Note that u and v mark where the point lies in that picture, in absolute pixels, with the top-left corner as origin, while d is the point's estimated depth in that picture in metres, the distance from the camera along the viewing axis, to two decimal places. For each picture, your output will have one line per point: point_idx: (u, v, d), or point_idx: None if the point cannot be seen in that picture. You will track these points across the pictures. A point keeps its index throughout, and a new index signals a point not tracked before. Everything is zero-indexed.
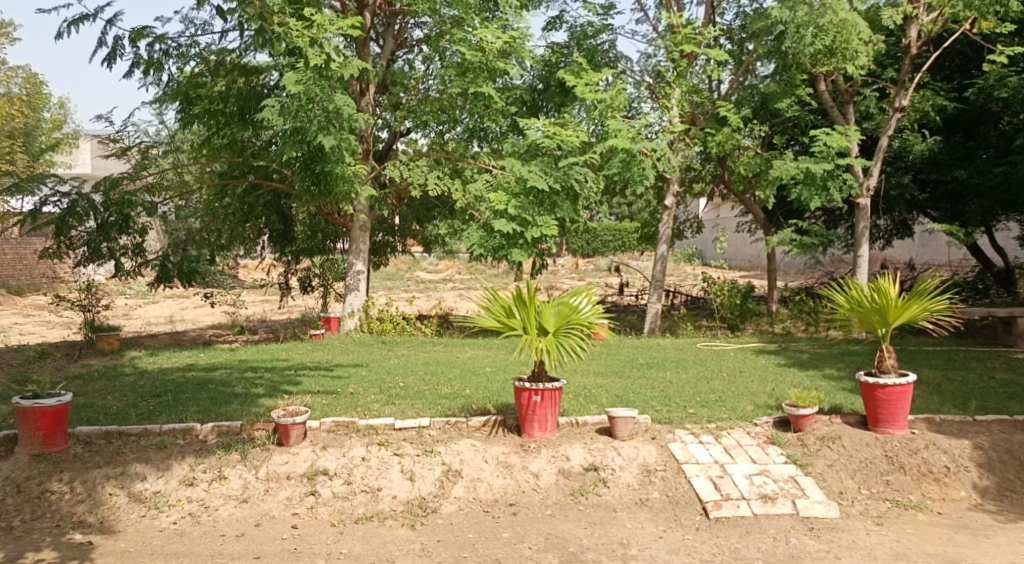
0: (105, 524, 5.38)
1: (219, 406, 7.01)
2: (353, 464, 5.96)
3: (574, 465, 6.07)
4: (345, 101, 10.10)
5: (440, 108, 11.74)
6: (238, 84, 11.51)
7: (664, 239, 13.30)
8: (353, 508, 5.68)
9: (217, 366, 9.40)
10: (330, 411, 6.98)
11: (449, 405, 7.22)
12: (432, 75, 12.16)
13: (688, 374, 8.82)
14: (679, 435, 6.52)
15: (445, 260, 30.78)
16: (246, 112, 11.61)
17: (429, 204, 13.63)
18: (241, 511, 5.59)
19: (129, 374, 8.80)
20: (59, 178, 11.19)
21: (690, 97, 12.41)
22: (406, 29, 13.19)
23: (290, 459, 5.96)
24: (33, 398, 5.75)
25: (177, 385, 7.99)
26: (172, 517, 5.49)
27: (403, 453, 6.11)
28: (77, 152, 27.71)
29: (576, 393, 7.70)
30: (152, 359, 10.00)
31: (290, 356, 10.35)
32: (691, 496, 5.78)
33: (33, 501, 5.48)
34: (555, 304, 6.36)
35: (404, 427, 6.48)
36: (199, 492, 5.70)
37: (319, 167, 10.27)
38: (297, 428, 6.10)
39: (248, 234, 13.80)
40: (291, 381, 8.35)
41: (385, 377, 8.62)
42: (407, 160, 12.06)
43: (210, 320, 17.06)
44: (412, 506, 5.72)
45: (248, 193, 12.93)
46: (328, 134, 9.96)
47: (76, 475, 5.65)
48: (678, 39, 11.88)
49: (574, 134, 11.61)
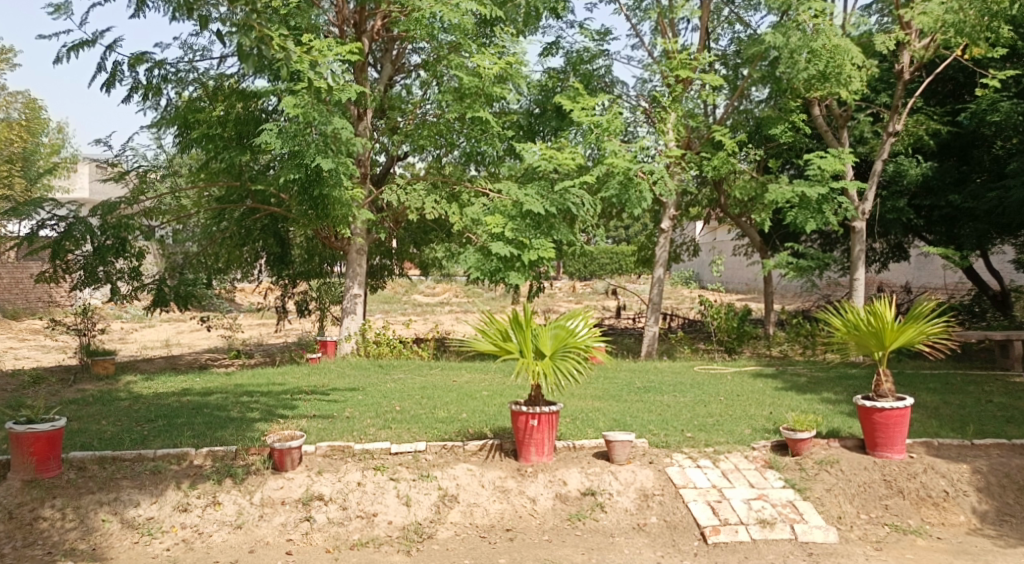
0: (97, 551, 5.33)
1: (214, 431, 6.97)
2: (349, 490, 5.92)
3: (571, 490, 6.04)
4: (342, 125, 10.17)
5: (437, 132, 11.88)
6: (236, 109, 11.69)
7: (661, 262, 13.30)
8: (348, 534, 5.63)
9: (212, 390, 9.36)
10: (326, 435, 6.95)
11: (445, 429, 7.19)
12: (429, 99, 12.22)
13: (685, 398, 8.79)
14: (676, 460, 6.49)
15: (442, 284, 30.73)
16: (243, 137, 11.65)
17: (426, 228, 13.66)
18: (236, 537, 5.55)
19: (124, 399, 8.75)
20: (56, 202, 11.22)
21: (686, 121, 12.51)
22: (404, 54, 13.30)
23: (285, 484, 5.92)
24: (26, 423, 5.69)
25: (172, 410, 7.96)
26: (165, 544, 5.44)
27: (399, 478, 6.08)
28: (76, 176, 27.93)
29: (573, 417, 7.68)
30: (147, 384, 9.93)
31: (286, 380, 10.29)
32: (688, 521, 5.74)
33: (25, 528, 5.41)
34: (552, 327, 6.35)
35: (400, 451, 6.44)
36: (193, 518, 5.64)
37: (317, 190, 10.33)
38: (292, 453, 6.06)
39: (246, 258, 13.89)
40: (287, 406, 8.31)
41: (381, 401, 8.57)
42: (405, 184, 12.04)
43: (207, 344, 17.01)
44: (407, 532, 5.67)
45: (245, 217, 12.97)
46: (326, 157, 10.00)
47: (69, 501, 5.59)
48: (674, 64, 11.97)
49: (570, 157, 11.67)
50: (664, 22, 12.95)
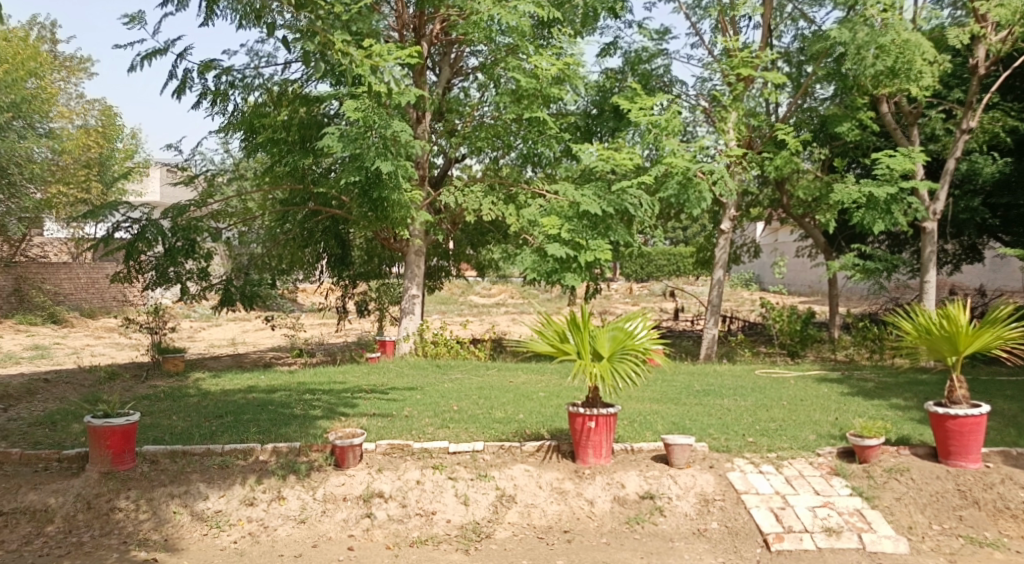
0: (169, 542, 5.47)
1: (278, 427, 7.14)
2: (408, 487, 5.99)
3: (629, 493, 5.99)
4: (402, 128, 10.28)
5: (495, 134, 11.95)
6: (300, 114, 11.82)
7: (721, 263, 13.06)
8: (408, 532, 5.69)
9: (276, 388, 9.57)
10: (386, 433, 7.04)
11: (502, 429, 7.21)
12: (487, 102, 12.35)
13: (747, 402, 8.64)
14: (738, 465, 6.37)
15: (498, 286, 30.85)
16: (307, 141, 11.80)
17: (483, 229, 13.73)
18: (299, 532, 5.66)
19: (194, 395, 9.04)
20: (130, 206, 11.64)
21: (748, 120, 12.30)
22: (461, 57, 13.38)
23: (346, 481, 6.03)
24: (103, 417, 5.91)
25: (239, 406, 8.18)
26: (232, 537, 5.57)
27: (457, 477, 6.13)
28: (148, 181, 28.98)
29: (631, 419, 7.62)
30: (215, 381, 10.24)
31: (346, 379, 10.48)
32: (751, 527, 5.64)
33: (102, 517, 5.61)
34: (610, 329, 6.32)
35: (458, 450, 6.48)
36: (258, 511, 5.77)
37: (377, 193, 10.51)
38: (353, 450, 6.16)
39: (308, 259, 14.16)
40: (348, 404, 8.46)
41: (439, 401, 8.65)
42: (462, 185, 12.12)
43: (270, 343, 17.43)
44: (465, 531, 5.70)
45: (308, 218, 13.26)
46: (385, 159, 10.11)
47: (143, 493, 5.78)
48: (735, 63, 11.75)
49: (628, 158, 11.56)
50: (725, 20, 12.76)
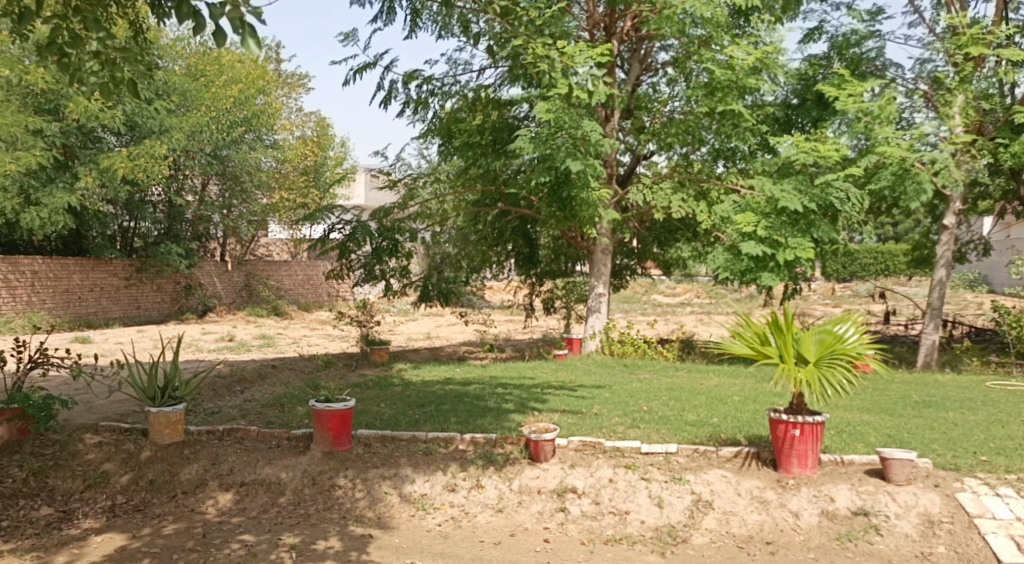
0: (381, 520, 5.74)
1: (475, 418, 7.35)
2: (601, 485, 5.96)
3: (840, 507, 5.59)
4: (591, 127, 10.25)
5: (685, 130, 11.57)
6: (492, 118, 12.26)
7: (943, 262, 11.91)
8: (602, 529, 5.64)
9: (470, 381, 9.89)
10: (578, 430, 7.04)
11: (697, 433, 6.97)
12: (677, 97, 11.98)
13: (976, 416, 7.78)
14: (969, 485, 5.74)
15: (684, 285, 30.17)
16: (499, 144, 12.15)
17: (671, 228, 13.41)
18: (497, 520, 5.77)
19: (397, 385, 9.55)
20: (343, 208, 12.51)
21: (977, 103, 11.08)
22: (652, 52, 13.13)
23: (540, 474, 6.09)
24: (325, 401, 6.36)
25: (437, 397, 8.53)
26: (437, 520, 5.77)
27: (651, 478, 6.01)
28: (353, 185, 31.17)
29: (840, 429, 7.10)
30: (415, 372, 10.76)
31: (537, 375, 10.63)
32: (986, 555, 5.11)
33: (325, 493, 5.94)
34: (816, 332, 5.93)
35: (651, 451, 6.36)
36: (459, 498, 5.96)
37: (566, 192, 10.62)
38: (547, 444, 6.21)
39: (496, 258, 14.52)
40: (539, 399, 8.57)
41: (630, 400, 8.54)
42: (651, 184, 11.86)
43: (462, 337, 18.13)
44: (661, 533, 5.57)
45: (498, 219, 13.71)
46: (574, 159, 10.15)
47: (358, 473, 6.10)
48: (962, 41, 10.71)
49: (832, 150, 10.79)
50: None
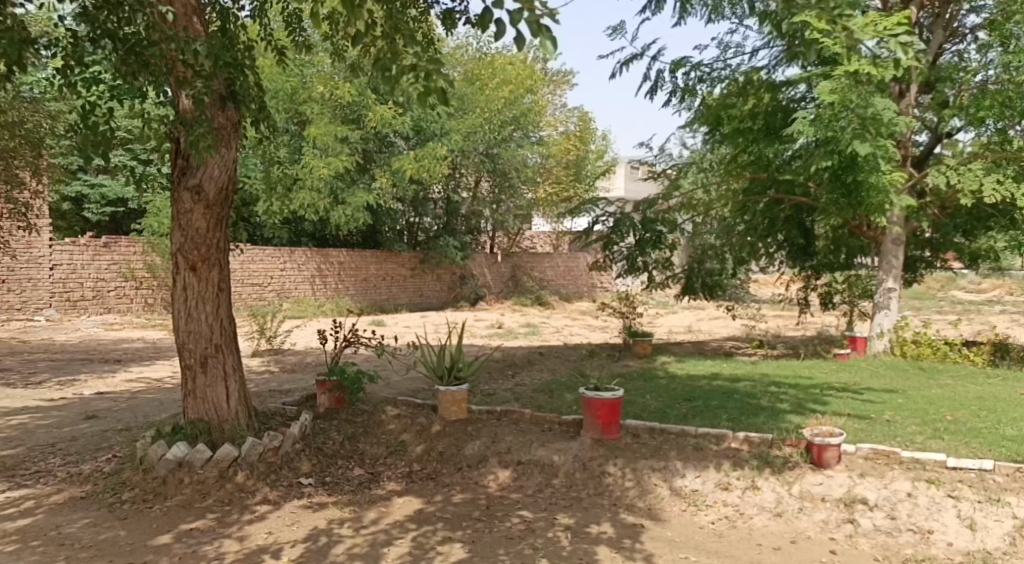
0: (652, 512, 5.53)
1: (749, 417, 6.99)
2: (897, 499, 5.39)
3: None
4: (885, 104, 9.28)
5: (1003, 101, 10.00)
6: (764, 102, 11.36)
7: None
8: (899, 547, 5.03)
9: (741, 377, 9.47)
10: (867, 437, 6.43)
11: (1017, 450, 6.02)
12: (991, 64, 10.41)
13: None
14: None
15: (988, 280, 26.60)
16: (773, 129, 11.23)
17: (982, 216, 11.66)
18: (776, 525, 5.34)
19: (663, 377, 9.41)
20: (607, 200, 12.68)
21: None
22: (958, 17, 11.56)
23: (824, 481, 5.62)
24: (595, 390, 6.37)
25: (706, 392, 8.26)
26: (710, 517, 5.46)
27: (960, 497, 5.34)
28: (616, 178, 31.43)
29: None
30: (681, 366, 10.55)
31: (814, 374, 9.90)
32: None
33: (595, 479, 5.86)
34: None
35: (959, 466, 5.66)
36: (734, 497, 5.64)
37: (852, 177, 9.72)
38: (833, 450, 5.76)
39: (768, 248, 13.63)
40: (818, 400, 7.96)
41: (928, 408, 7.63)
42: (956, 164, 10.58)
43: (727, 332, 17.49)
44: (974, 559, 4.87)
45: (770, 208, 12.39)
46: (864, 141, 9.23)
47: (628, 462, 5.97)
48: None
49: None
50: None
